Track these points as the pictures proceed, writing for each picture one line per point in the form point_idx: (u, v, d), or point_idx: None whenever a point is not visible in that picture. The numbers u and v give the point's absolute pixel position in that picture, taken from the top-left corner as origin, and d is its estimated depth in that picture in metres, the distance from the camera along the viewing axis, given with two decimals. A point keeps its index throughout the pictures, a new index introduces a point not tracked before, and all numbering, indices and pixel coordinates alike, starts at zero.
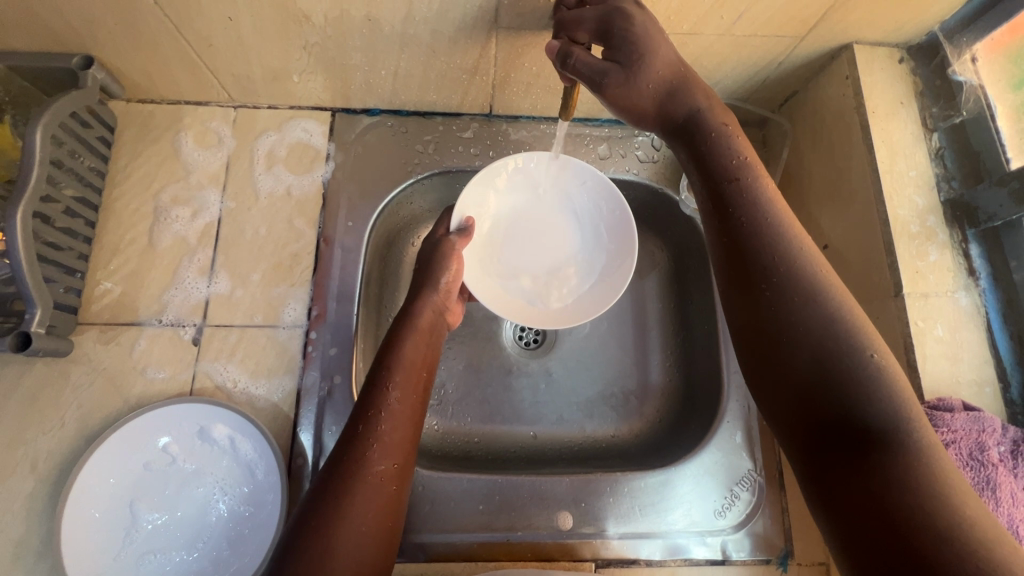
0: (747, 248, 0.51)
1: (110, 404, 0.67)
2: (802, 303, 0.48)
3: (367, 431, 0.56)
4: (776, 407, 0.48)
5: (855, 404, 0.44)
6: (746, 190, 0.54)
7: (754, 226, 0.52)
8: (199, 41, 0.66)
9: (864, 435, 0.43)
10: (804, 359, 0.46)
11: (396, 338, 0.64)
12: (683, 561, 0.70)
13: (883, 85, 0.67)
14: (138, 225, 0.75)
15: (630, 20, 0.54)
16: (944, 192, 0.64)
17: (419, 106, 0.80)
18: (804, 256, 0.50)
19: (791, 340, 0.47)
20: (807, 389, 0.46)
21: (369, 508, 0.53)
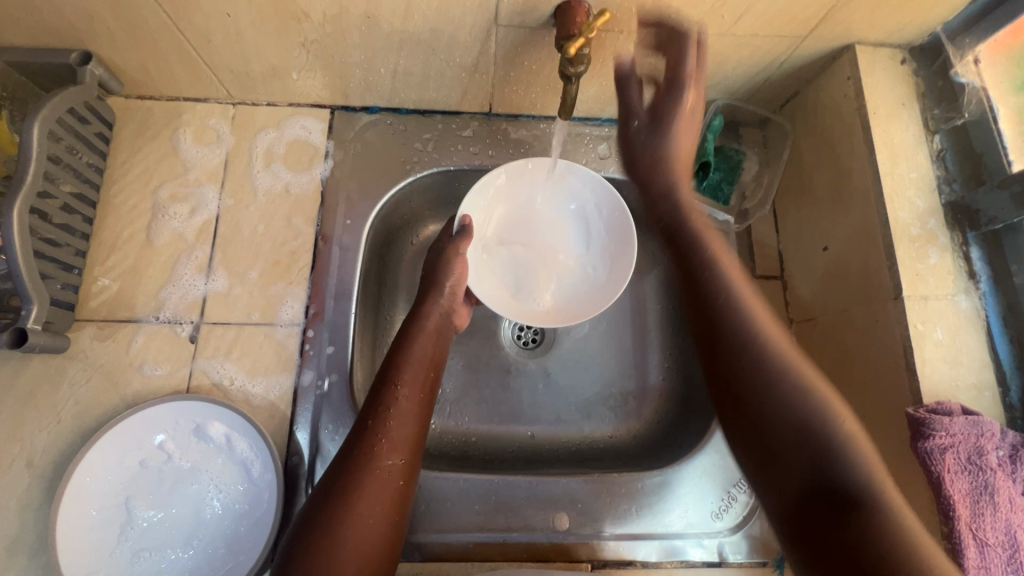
0: (727, 329, 0.60)
1: (107, 401, 0.67)
2: (776, 373, 0.55)
3: (376, 427, 0.59)
4: (760, 468, 0.55)
5: (827, 465, 0.50)
6: (723, 279, 0.63)
7: (731, 310, 0.60)
8: (198, 38, 0.66)
9: (841, 496, 0.48)
10: (781, 424, 0.53)
11: (406, 339, 0.67)
12: (680, 563, 0.69)
13: (884, 86, 0.67)
14: (136, 221, 0.74)
15: (683, 99, 0.65)
16: (944, 195, 0.63)
17: (418, 105, 0.80)
18: (774, 332, 0.58)
19: (769, 408, 0.55)
20: (783, 453, 0.53)
21: (377, 503, 0.55)
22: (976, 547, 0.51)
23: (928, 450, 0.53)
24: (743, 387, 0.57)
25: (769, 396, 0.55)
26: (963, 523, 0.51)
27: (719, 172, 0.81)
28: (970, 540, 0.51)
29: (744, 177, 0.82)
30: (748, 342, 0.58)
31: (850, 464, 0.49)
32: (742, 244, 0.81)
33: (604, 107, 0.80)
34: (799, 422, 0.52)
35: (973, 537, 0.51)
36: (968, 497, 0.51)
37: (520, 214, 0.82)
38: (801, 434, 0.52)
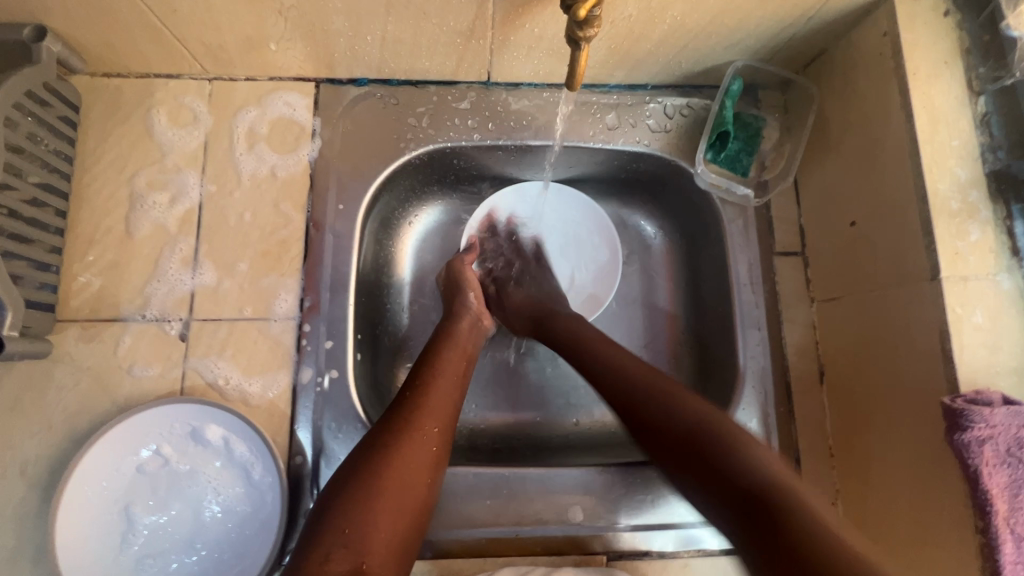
0: (613, 392, 0.62)
1: (98, 405, 0.64)
2: (664, 408, 0.57)
3: (415, 397, 0.62)
4: (709, 506, 0.51)
5: (738, 480, 0.49)
6: (602, 351, 0.67)
7: (618, 372, 0.63)
8: (162, 7, 0.59)
9: (749, 489, 0.48)
10: (686, 458, 0.54)
11: (448, 328, 0.72)
12: (696, 552, 0.67)
13: (926, 41, 0.60)
14: (113, 212, 0.69)
15: (543, 278, 0.80)
16: (988, 163, 0.58)
17: (411, 75, 0.74)
18: (659, 380, 0.61)
19: (671, 448, 0.55)
20: (708, 485, 0.51)
21: (415, 464, 0.57)
22: (1014, 541, 0.49)
23: (965, 442, 0.50)
24: (648, 434, 0.58)
25: (666, 433, 0.56)
26: (1001, 518, 0.49)
27: (737, 142, 0.76)
28: (1007, 535, 0.49)
29: (763, 146, 0.77)
30: (637, 392, 0.60)
31: (759, 472, 0.49)
32: (761, 219, 0.76)
33: (612, 72, 0.74)
34: (677, 422, 0.55)
35: (1009, 531, 0.49)
36: (1006, 490, 0.49)
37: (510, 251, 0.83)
38: (708, 462, 0.51)
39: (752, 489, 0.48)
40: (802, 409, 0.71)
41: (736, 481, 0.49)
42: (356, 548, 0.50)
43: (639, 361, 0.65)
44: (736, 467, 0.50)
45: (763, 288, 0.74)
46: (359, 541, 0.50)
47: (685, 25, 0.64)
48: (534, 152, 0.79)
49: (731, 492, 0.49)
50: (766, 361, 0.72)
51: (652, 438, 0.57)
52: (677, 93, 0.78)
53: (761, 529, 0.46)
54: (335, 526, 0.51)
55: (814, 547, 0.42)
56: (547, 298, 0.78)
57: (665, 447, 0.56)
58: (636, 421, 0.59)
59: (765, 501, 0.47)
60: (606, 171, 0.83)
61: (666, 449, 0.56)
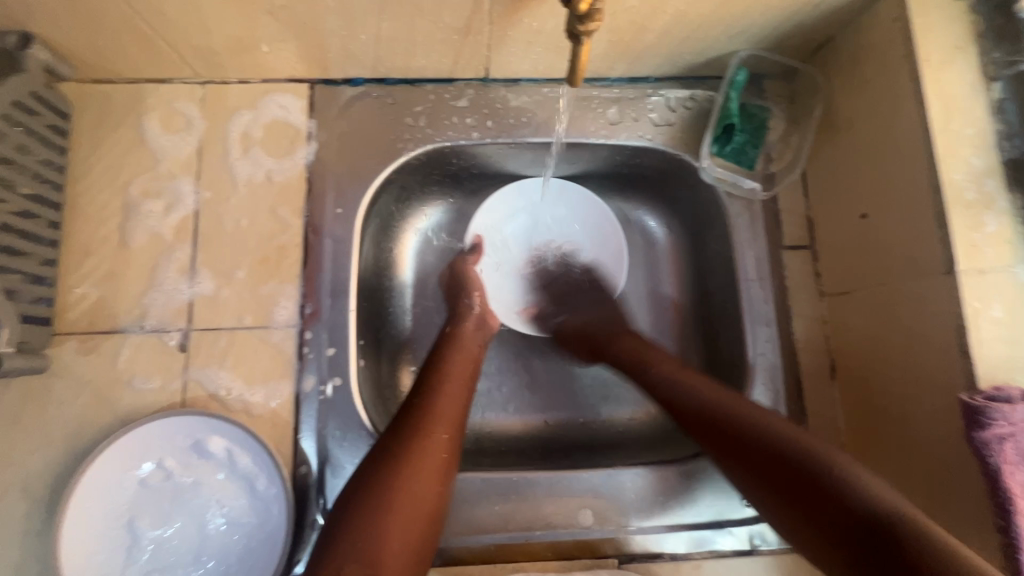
0: (704, 425, 0.58)
1: (98, 419, 0.63)
2: (760, 435, 0.54)
3: (422, 404, 0.62)
4: (819, 543, 0.48)
5: (859, 514, 0.46)
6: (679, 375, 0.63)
7: (696, 398, 0.60)
8: (149, 10, 0.57)
9: (861, 521, 0.45)
10: (789, 490, 0.50)
11: (453, 331, 0.71)
12: (709, 553, 0.66)
13: (938, 25, 0.58)
14: (107, 222, 0.68)
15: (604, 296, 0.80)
16: (1004, 151, 0.56)
17: (407, 73, 0.72)
18: (743, 405, 0.57)
19: (771, 478, 0.52)
20: (816, 517, 0.48)
21: (424, 472, 0.56)
22: None
23: (985, 439, 0.49)
24: (740, 463, 0.54)
25: (765, 460, 0.53)
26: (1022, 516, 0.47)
27: (743, 135, 0.74)
28: None
29: (769, 138, 0.76)
30: (724, 421, 0.56)
31: (875, 505, 0.46)
32: (768, 212, 0.74)
33: (613, 65, 0.72)
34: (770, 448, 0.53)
35: None
36: None
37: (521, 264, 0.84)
38: (821, 494, 0.48)
39: (879, 525, 0.45)
40: (815, 406, 0.70)
41: (856, 516, 0.46)
42: (367, 561, 0.49)
43: (719, 385, 0.61)
44: (854, 501, 0.47)
45: (772, 283, 0.73)
46: (370, 555, 0.50)
47: (689, 14, 0.63)
48: (534, 149, 0.77)
49: (860, 540, 0.45)
50: (776, 357, 0.71)
51: (748, 467, 0.54)
52: (679, 85, 0.76)
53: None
54: (346, 540, 0.51)
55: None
56: (605, 317, 0.77)
57: (753, 473, 0.53)
58: (725, 449, 0.56)
59: (890, 539, 0.44)
60: (609, 168, 0.81)
61: (755, 475, 0.53)
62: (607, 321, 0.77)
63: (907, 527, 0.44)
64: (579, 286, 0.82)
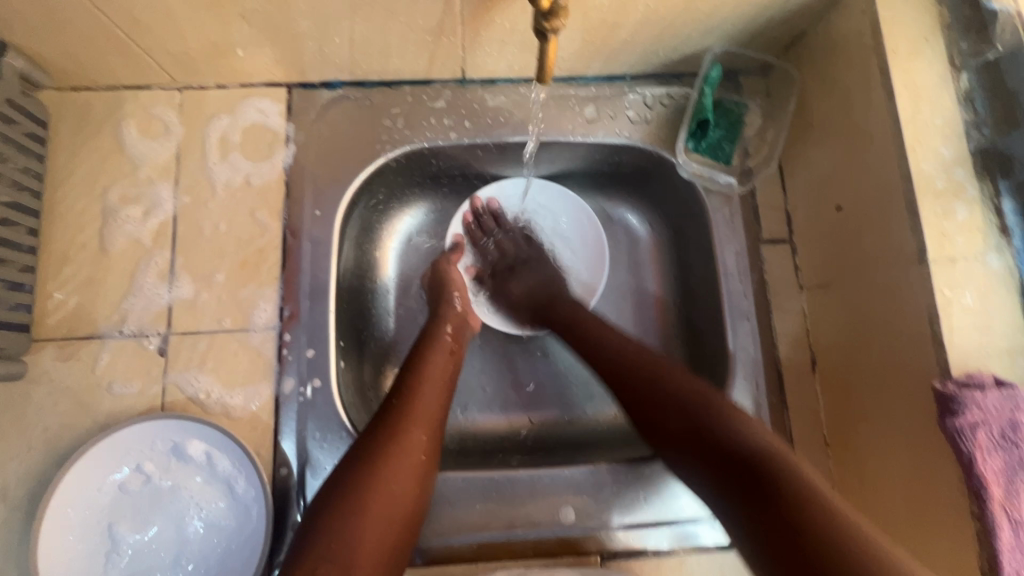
0: (620, 379, 0.63)
1: (77, 424, 0.63)
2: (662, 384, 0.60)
3: (402, 406, 0.61)
4: (703, 475, 0.54)
5: (738, 449, 0.52)
6: (602, 334, 0.68)
7: (615, 356, 0.65)
8: (122, 17, 0.58)
9: (738, 459, 0.51)
10: (684, 436, 0.56)
11: (432, 330, 0.71)
12: (692, 549, 0.66)
13: (905, 17, 0.59)
14: (86, 228, 0.68)
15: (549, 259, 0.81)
16: (973, 140, 0.56)
17: (384, 75, 0.73)
18: (658, 359, 0.63)
19: (668, 420, 0.58)
20: (701, 453, 0.54)
21: (402, 474, 0.57)
22: (1011, 528, 0.47)
23: (957, 427, 0.49)
24: (644, 410, 0.60)
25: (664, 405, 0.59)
26: (997, 503, 0.47)
27: (719, 130, 0.75)
28: (1004, 521, 0.47)
29: (745, 133, 0.76)
30: (636, 375, 0.62)
31: (751, 442, 0.52)
32: (746, 207, 0.75)
33: (588, 63, 0.73)
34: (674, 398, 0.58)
35: (1006, 517, 0.47)
36: (1001, 476, 0.47)
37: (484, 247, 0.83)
38: (706, 434, 0.54)
39: (752, 457, 0.51)
40: (795, 399, 0.70)
41: (734, 451, 0.52)
42: (342, 564, 0.50)
43: (632, 341, 0.67)
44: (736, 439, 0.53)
45: (751, 278, 0.73)
46: (345, 557, 0.50)
47: (660, 11, 0.63)
48: (513, 149, 0.77)
49: (734, 476, 0.51)
50: (756, 350, 0.71)
51: (653, 412, 0.59)
52: (656, 82, 0.77)
53: (756, 497, 0.48)
54: (321, 542, 0.51)
55: (805, 515, 0.45)
56: (548, 282, 0.78)
57: (658, 421, 0.59)
58: (634, 396, 0.61)
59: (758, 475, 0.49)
60: (588, 166, 0.82)
61: (658, 424, 0.59)
62: (548, 283, 0.78)
63: (773, 459, 0.50)
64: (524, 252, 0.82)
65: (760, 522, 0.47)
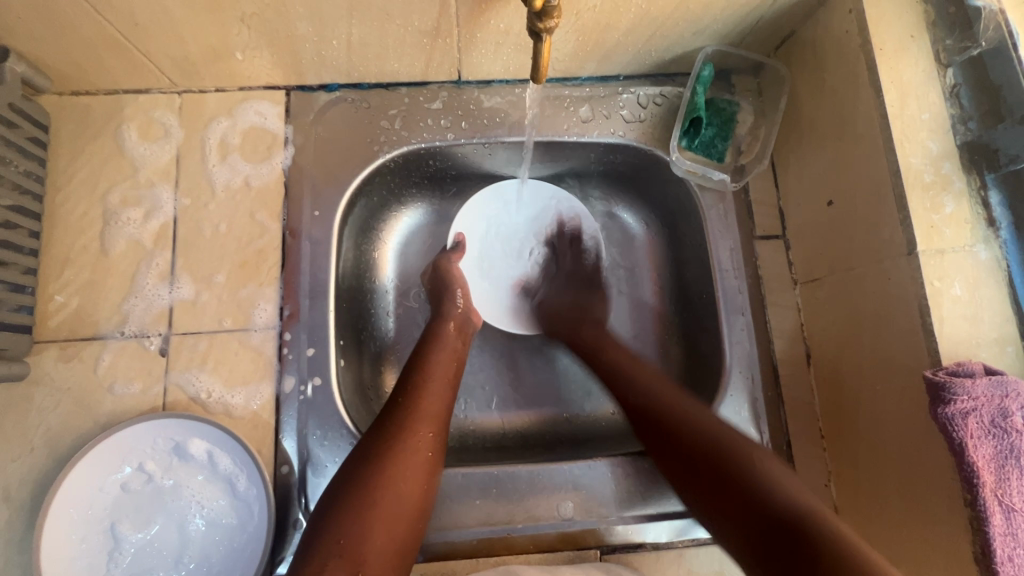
0: (651, 424, 0.63)
1: (79, 425, 0.64)
2: (695, 431, 0.60)
3: (407, 403, 0.62)
4: (734, 534, 0.53)
5: (770, 507, 0.51)
6: (634, 374, 0.68)
7: (644, 395, 0.65)
8: (123, 22, 0.59)
9: (772, 512, 0.51)
10: (714, 487, 0.56)
11: (436, 328, 0.72)
12: (690, 541, 0.66)
13: (891, 16, 0.60)
14: (87, 231, 0.69)
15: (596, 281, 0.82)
16: (959, 135, 0.57)
17: (382, 77, 0.74)
18: (687, 404, 0.63)
19: (700, 470, 0.57)
20: (733, 510, 0.53)
21: (409, 470, 0.57)
22: (1002, 514, 0.48)
23: (949, 416, 0.49)
24: (671, 454, 0.61)
25: (695, 454, 0.58)
26: (987, 490, 0.48)
27: (711, 128, 0.76)
28: (995, 506, 0.48)
29: (738, 131, 0.77)
30: (668, 417, 0.62)
31: (783, 497, 0.51)
32: (740, 204, 0.76)
33: (583, 65, 0.74)
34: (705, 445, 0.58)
35: (998, 504, 0.48)
36: (991, 462, 0.49)
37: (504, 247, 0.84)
38: (739, 489, 0.54)
39: (785, 516, 0.50)
40: (790, 392, 0.71)
41: (769, 508, 0.51)
42: (351, 558, 0.50)
43: (664, 381, 0.67)
44: (768, 494, 0.52)
45: (745, 273, 0.74)
46: (354, 552, 0.50)
47: (651, 12, 0.64)
48: (509, 149, 0.78)
49: (765, 528, 0.50)
50: (752, 345, 0.72)
51: (684, 459, 0.59)
52: (649, 82, 0.78)
53: (793, 559, 0.47)
54: (330, 537, 0.51)
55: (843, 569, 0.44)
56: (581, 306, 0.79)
57: (689, 470, 0.58)
58: (665, 442, 0.61)
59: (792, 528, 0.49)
60: (583, 165, 0.83)
61: (688, 473, 0.59)
62: (581, 307, 0.78)
63: (809, 516, 0.49)
64: (568, 263, 0.82)
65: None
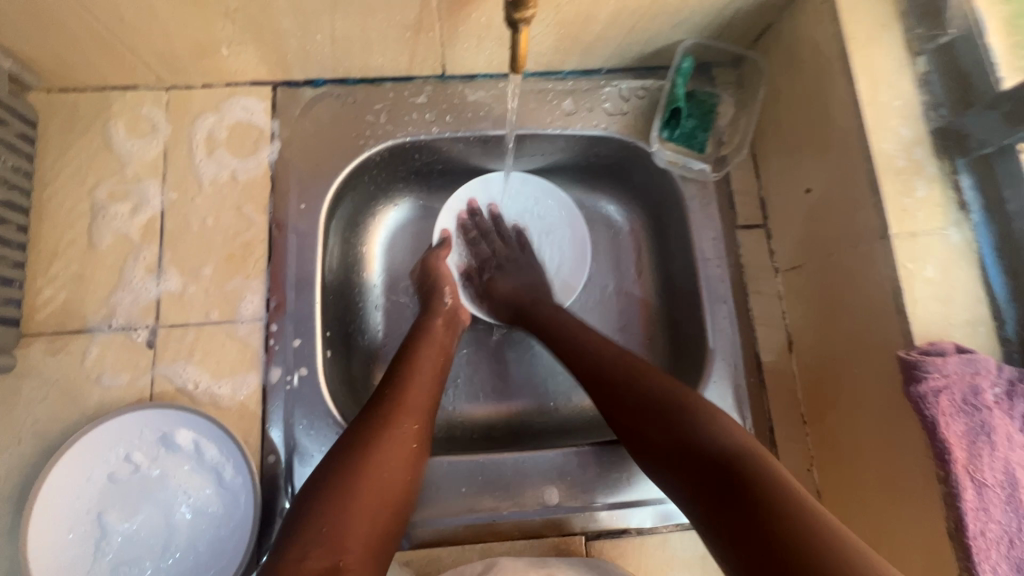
0: (601, 385, 0.64)
1: (67, 416, 0.64)
2: (639, 386, 0.60)
3: (393, 396, 0.62)
4: (676, 484, 0.53)
5: (708, 450, 0.52)
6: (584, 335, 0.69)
7: (594, 357, 0.66)
8: (108, 17, 0.60)
9: (712, 459, 0.51)
10: (658, 439, 0.56)
11: (425, 323, 0.72)
12: (675, 527, 0.67)
13: (863, 6, 0.61)
14: (75, 225, 0.70)
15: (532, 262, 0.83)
16: (931, 121, 0.58)
17: (366, 72, 0.75)
18: (634, 363, 0.64)
19: (644, 423, 0.58)
20: (676, 460, 0.54)
21: (394, 460, 0.57)
22: (974, 489, 0.49)
23: (922, 393, 0.50)
24: (619, 412, 0.61)
25: (639, 408, 0.59)
26: (960, 466, 0.49)
27: (692, 120, 0.77)
28: (967, 482, 0.49)
29: (719, 122, 0.78)
30: (616, 378, 0.63)
31: (722, 443, 0.51)
32: (721, 194, 0.77)
33: (564, 58, 0.75)
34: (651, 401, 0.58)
35: (970, 479, 0.49)
36: (965, 439, 0.49)
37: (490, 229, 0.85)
38: (680, 439, 0.54)
39: (719, 457, 0.50)
40: (772, 378, 0.72)
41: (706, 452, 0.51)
42: (333, 547, 0.50)
43: (614, 343, 0.68)
44: (705, 438, 0.53)
45: (727, 262, 0.75)
46: (336, 541, 0.50)
47: (630, 5, 0.65)
48: (494, 143, 0.79)
49: (703, 472, 0.51)
50: (734, 333, 0.73)
51: (628, 413, 0.60)
52: (631, 75, 0.79)
53: (725, 499, 0.47)
54: (312, 527, 0.51)
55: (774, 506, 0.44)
56: (530, 285, 0.80)
57: (635, 425, 0.59)
58: (611, 399, 0.62)
59: (731, 469, 0.49)
60: (567, 159, 0.84)
61: (634, 429, 0.59)
62: (536, 290, 0.79)
63: (745, 458, 0.49)
64: (512, 248, 0.84)
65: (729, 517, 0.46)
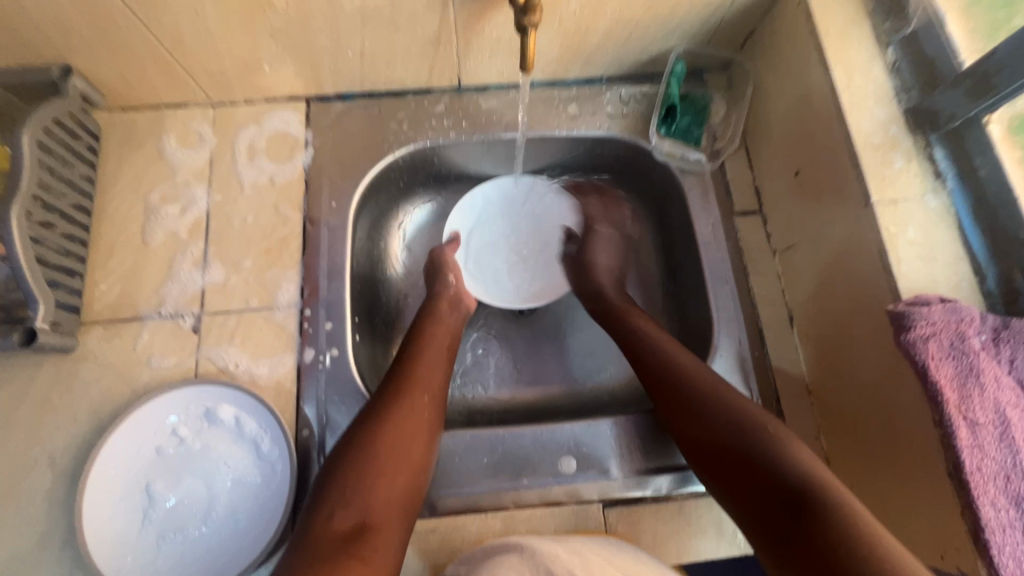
0: (674, 403, 0.64)
1: (120, 395, 0.70)
2: (716, 405, 0.61)
3: (404, 371, 0.67)
4: (743, 508, 0.54)
5: (786, 480, 0.52)
6: (655, 341, 0.70)
7: (668, 367, 0.67)
8: (170, 40, 0.69)
9: (791, 491, 0.51)
10: (730, 461, 0.57)
11: (428, 307, 0.77)
12: (689, 494, 0.70)
13: (833, 6, 0.68)
14: (131, 225, 0.77)
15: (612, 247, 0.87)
16: (903, 102, 0.64)
17: (390, 86, 0.83)
18: (711, 379, 0.64)
19: (716, 442, 0.59)
20: (747, 485, 0.54)
21: (409, 430, 0.61)
22: (968, 428, 0.51)
23: (911, 341, 0.53)
24: (692, 429, 0.61)
25: (711, 425, 0.60)
26: (953, 407, 0.51)
27: (686, 117, 0.84)
28: (961, 422, 0.51)
29: (712, 120, 0.85)
30: (691, 393, 0.63)
31: (800, 475, 0.52)
32: (717, 183, 0.83)
33: (568, 67, 0.83)
34: (733, 419, 0.59)
35: (963, 419, 0.51)
36: (954, 381, 0.52)
37: (483, 230, 0.90)
38: (754, 462, 0.55)
39: (800, 494, 0.50)
40: (775, 351, 0.76)
41: (780, 482, 0.52)
42: (356, 508, 0.54)
43: (689, 356, 0.68)
44: (786, 470, 0.52)
45: (727, 245, 0.80)
46: (360, 501, 0.55)
47: (625, 15, 0.73)
48: (505, 146, 0.87)
49: (777, 502, 0.51)
50: (737, 310, 0.77)
51: (700, 433, 0.60)
52: (630, 82, 0.87)
53: (796, 532, 0.48)
54: (335, 491, 0.55)
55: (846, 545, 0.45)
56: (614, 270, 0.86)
57: (707, 446, 0.59)
58: (685, 416, 0.62)
59: (805, 502, 0.50)
60: (572, 160, 0.91)
61: (705, 449, 0.60)
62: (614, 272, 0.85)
63: (819, 492, 0.50)
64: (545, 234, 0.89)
65: (799, 551, 0.47)
